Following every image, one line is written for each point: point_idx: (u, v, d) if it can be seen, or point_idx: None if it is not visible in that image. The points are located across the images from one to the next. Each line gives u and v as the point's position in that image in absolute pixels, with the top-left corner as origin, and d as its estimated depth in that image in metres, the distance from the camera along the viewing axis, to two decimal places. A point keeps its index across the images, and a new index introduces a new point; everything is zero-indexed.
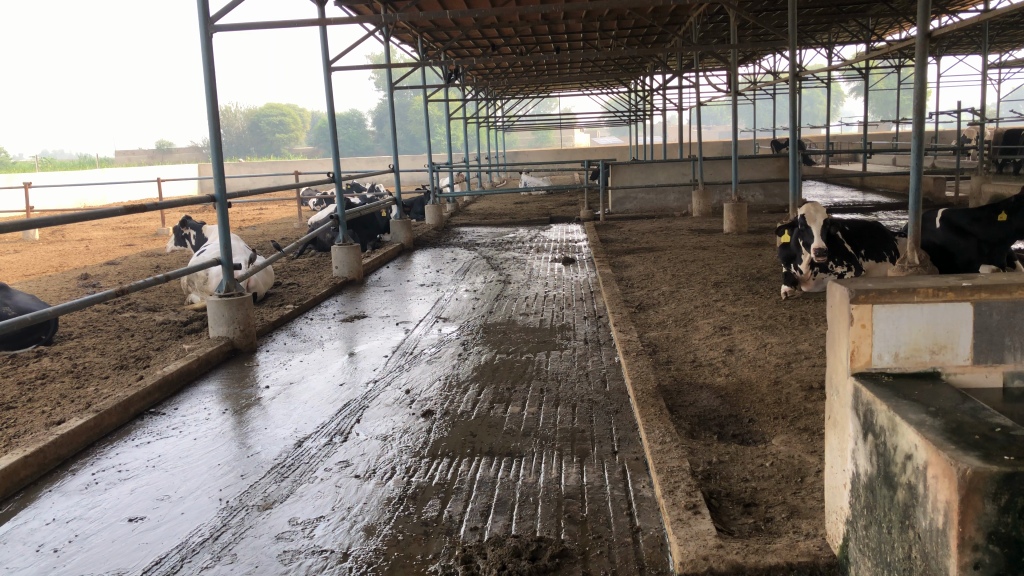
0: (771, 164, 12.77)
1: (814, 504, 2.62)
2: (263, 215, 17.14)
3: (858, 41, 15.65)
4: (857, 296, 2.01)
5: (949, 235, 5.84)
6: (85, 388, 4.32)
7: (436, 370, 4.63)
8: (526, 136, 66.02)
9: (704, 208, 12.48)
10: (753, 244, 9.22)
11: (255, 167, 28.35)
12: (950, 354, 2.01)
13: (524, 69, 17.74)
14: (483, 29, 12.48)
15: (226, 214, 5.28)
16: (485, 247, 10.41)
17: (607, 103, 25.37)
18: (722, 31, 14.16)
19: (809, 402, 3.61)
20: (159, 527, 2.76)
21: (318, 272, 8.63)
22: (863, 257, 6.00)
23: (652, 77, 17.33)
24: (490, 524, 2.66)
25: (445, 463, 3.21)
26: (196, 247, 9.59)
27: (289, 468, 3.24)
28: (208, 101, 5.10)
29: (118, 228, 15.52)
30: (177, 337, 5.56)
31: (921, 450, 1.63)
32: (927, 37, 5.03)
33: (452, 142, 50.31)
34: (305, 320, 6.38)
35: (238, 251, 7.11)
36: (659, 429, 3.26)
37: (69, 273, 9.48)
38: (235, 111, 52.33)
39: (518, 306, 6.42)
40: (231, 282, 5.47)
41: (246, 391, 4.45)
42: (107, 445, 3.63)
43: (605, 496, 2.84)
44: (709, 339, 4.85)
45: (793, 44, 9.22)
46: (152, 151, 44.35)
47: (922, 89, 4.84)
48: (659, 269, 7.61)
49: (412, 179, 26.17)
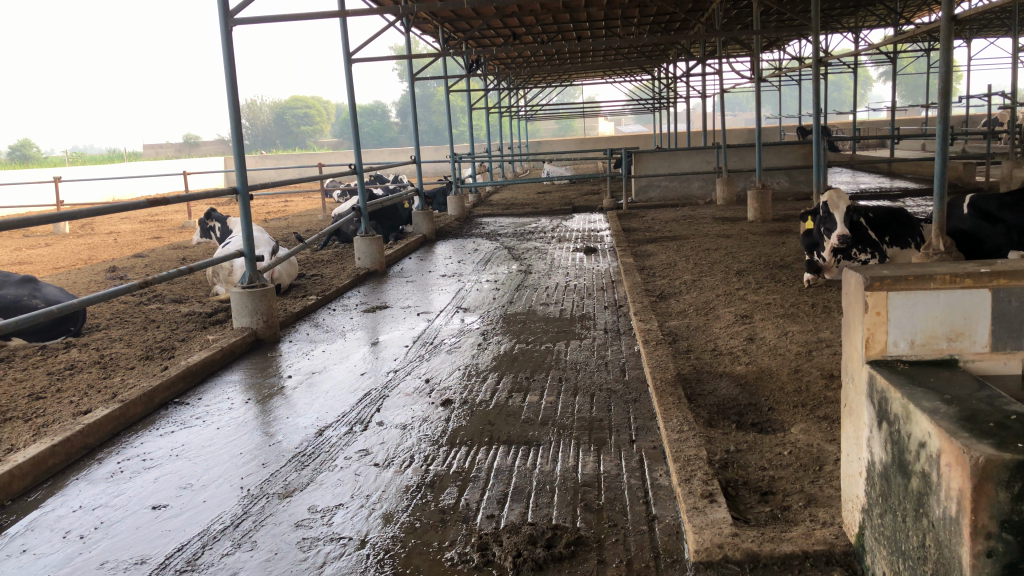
0: (796, 151, 12.63)
1: (832, 493, 2.60)
2: (287, 207, 17.29)
3: (886, 25, 15.40)
4: (872, 284, 1.99)
5: (977, 221, 5.77)
6: (112, 378, 4.40)
7: (456, 360, 4.66)
8: (549, 125, 65.80)
9: (728, 195, 12.34)
10: (777, 232, 9.14)
11: (279, 159, 28.58)
12: (967, 341, 1.99)
13: (546, 57, 17.66)
14: (504, 19, 12.45)
15: (247, 206, 5.32)
16: (507, 237, 10.41)
17: (631, 90, 25.19)
18: (745, 16, 14.01)
19: (829, 391, 3.58)
20: (181, 515, 2.81)
21: (341, 263, 8.68)
22: (888, 245, 5.97)
23: (675, 64, 17.19)
24: (507, 512, 2.68)
25: (464, 451, 3.23)
26: (221, 239, 9.70)
27: (309, 456, 3.28)
28: (229, 95, 5.15)
29: (146, 221, 15.72)
30: (202, 328, 5.63)
31: (935, 437, 1.62)
32: (952, 20, 4.94)
33: (475, 132, 50.25)
34: (328, 310, 6.43)
35: (262, 242, 7.18)
36: (677, 418, 3.26)
37: (97, 265, 9.63)
38: (259, 103, 52.69)
39: (539, 296, 6.43)
40: (254, 273, 5.52)
41: (269, 381, 4.50)
42: (133, 434, 3.69)
43: (621, 484, 2.85)
44: (730, 327, 4.83)
45: (817, 28, 9.08)
46: (179, 144, 44.76)
47: (947, 73, 4.76)
48: (682, 258, 7.58)
49: (435, 170, 26.23)
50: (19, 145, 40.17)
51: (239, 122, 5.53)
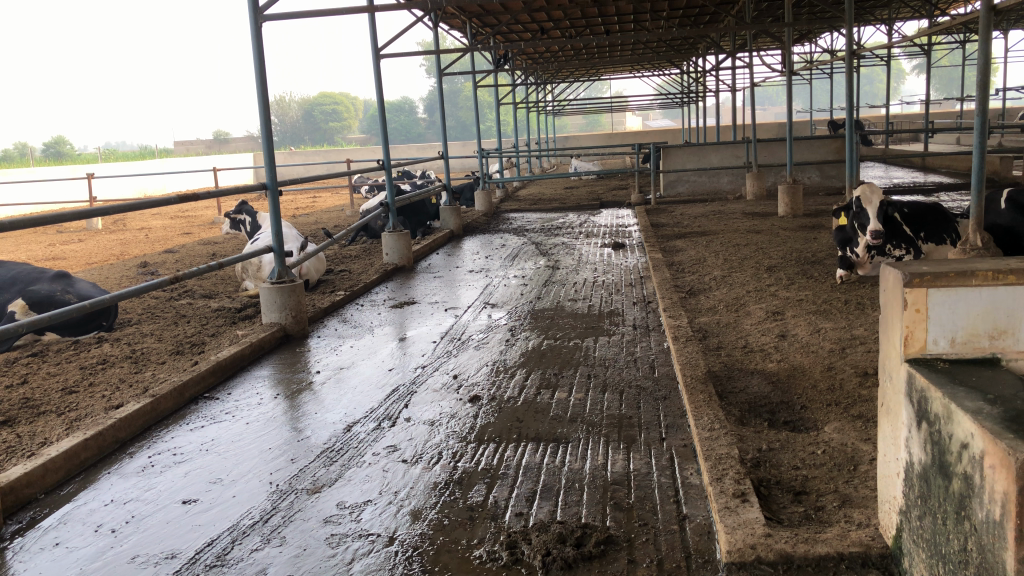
0: (827, 145, 12.46)
1: (867, 493, 2.55)
2: (315, 203, 17.38)
3: (920, 16, 15.14)
4: (912, 280, 1.94)
5: (1015, 216, 5.65)
6: (143, 373, 4.45)
7: (484, 356, 4.64)
8: (577, 121, 65.52)
9: (759, 189, 12.18)
10: (808, 227, 9.01)
11: (307, 155, 28.77)
12: (1010, 339, 1.93)
13: (574, 52, 17.57)
14: (531, 13, 12.39)
15: (277, 202, 5.34)
16: (535, 233, 10.38)
17: (659, 85, 25.01)
18: (776, 9, 13.84)
19: (864, 389, 3.52)
20: (211, 509, 2.82)
21: (369, 259, 8.70)
22: (923, 240, 5.81)
23: (704, 58, 17.04)
24: (535, 510, 2.65)
25: (492, 448, 3.22)
26: (250, 234, 9.78)
27: (338, 452, 3.28)
28: (258, 92, 5.17)
29: (177, 217, 15.90)
30: (231, 323, 5.67)
31: (978, 439, 1.57)
32: (991, 10, 4.83)
33: (502, 127, 50.23)
34: (356, 306, 6.44)
35: (290, 238, 7.23)
36: (708, 416, 3.22)
37: (129, 261, 9.75)
38: (288, 100, 53.05)
39: (567, 292, 6.40)
40: (283, 269, 5.54)
41: (298, 376, 4.52)
42: (164, 428, 3.72)
43: (652, 483, 2.81)
44: (761, 324, 4.77)
45: (850, 20, 8.91)
46: (209, 141, 45.21)
47: (986, 65, 4.65)
48: (711, 253, 7.50)
49: (462, 165, 26.25)
50: (54, 143, 40.82)
51: (269, 118, 5.55)
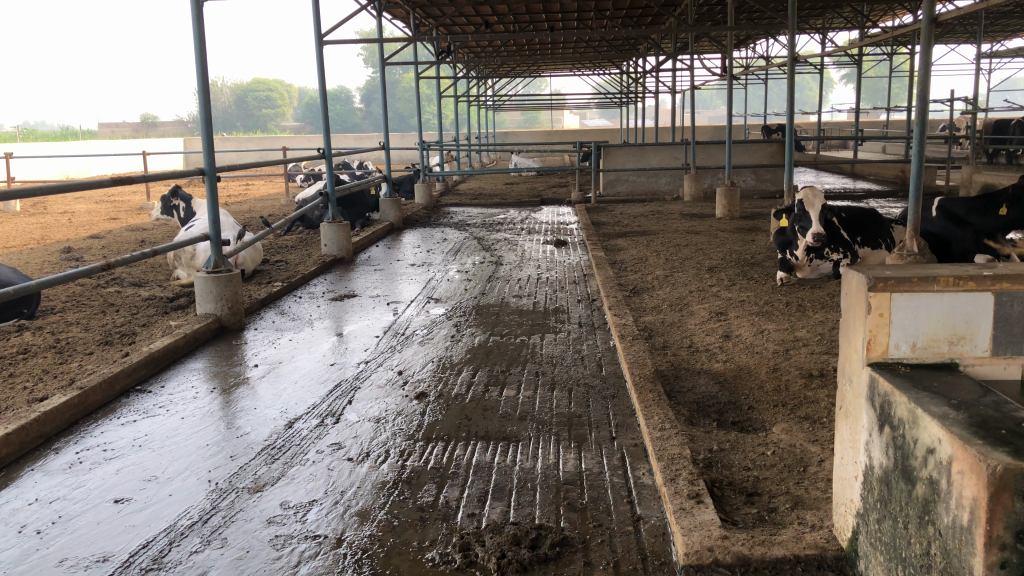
0: (763, 150, 12.72)
1: (818, 494, 2.57)
2: (249, 191, 16.93)
3: (854, 27, 15.57)
4: (875, 284, 1.94)
5: (946, 224, 5.83)
6: (68, 364, 4.23)
7: (429, 352, 4.56)
8: (515, 117, 65.59)
9: (696, 191, 12.32)
10: (746, 229, 9.16)
11: (240, 141, 28.07)
12: (968, 345, 1.96)
13: (516, 48, 17.47)
14: (476, 6, 12.25)
15: (214, 189, 5.12)
16: (476, 228, 10.32)
17: (599, 85, 25.17)
18: (717, 14, 14.05)
19: (810, 391, 3.56)
20: (146, 509, 2.68)
21: (306, 250, 8.50)
22: (859, 246, 5.99)
23: (645, 59, 17.19)
24: (488, 510, 2.60)
25: (440, 446, 3.15)
26: (183, 221, 9.46)
27: (280, 450, 3.16)
28: (198, 75, 4.96)
29: (101, 201, 15.29)
30: (163, 313, 5.45)
31: (946, 444, 1.58)
32: (932, 22, 4.93)
33: (441, 121, 49.91)
34: (294, 298, 6.27)
35: (226, 226, 7.01)
36: (658, 416, 3.20)
37: (52, 245, 9.33)
38: (221, 85, 51.71)
39: (511, 288, 6.35)
40: (219, 258, 5.35)
41: (235, 370, 4.36)
42: (92, 423, 3.53)
43: (604, 483, 2.79)
44: (705, 324, 4.80)
45: (791, 28, 9.06)
46: (138, 124, 43.71)
47: (926, 75, 4.75)
48: (652, 253, 7.55)
49: (401, 157, 25.98)
50: None
51: (207, 101, 5.35)
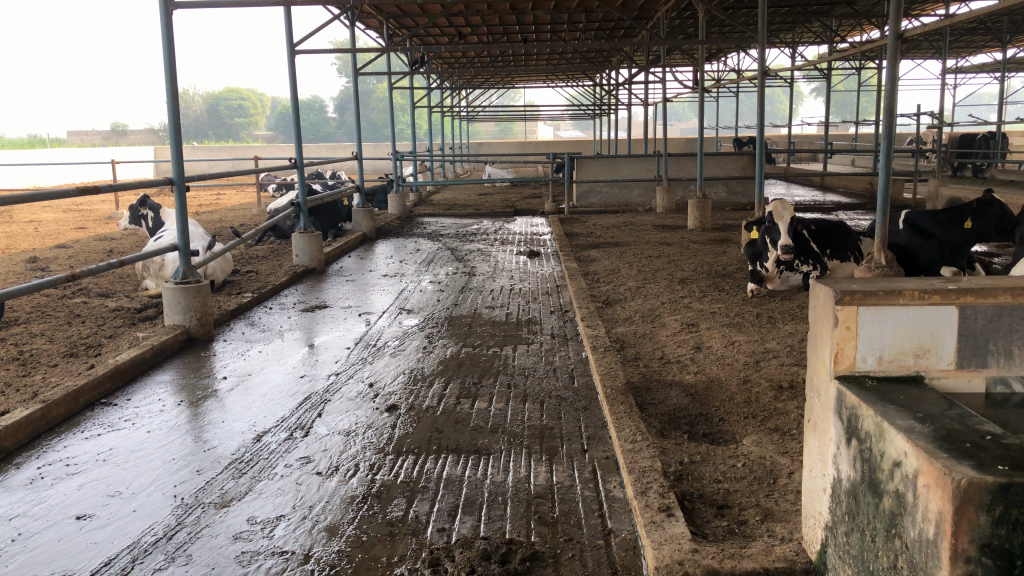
0: (734, 162, 12.84)
1: (787, 506, 2.58)
2: (220, 200, 16.79)
3: (823, 42, 15.81)
4: (843, 298, 1.96)
5: (912, 237, 5.88)
6: (31, 376, 4.15)
7: (400, 364, 4.53)
8: (489, 128, 65.74)
9: (668, 203, 12.42)
10: (717, 240, 9.23)
11: (212, 151, 27.86)
12: (934, 358, 1.98)
13: (490, 59, 17.50)
14: (450, 17, 12.26)
15: (183, 198, 5.06)
16: (449, 238, 10.30)
17: (573, 96, 25.30)
18: (689, 27, 14.20)
19: (779, 402, 3.58)
20: (109, 525, 2.63)
21: (278, 260, 8.43)
22: (829, 257, 6.04)
23: (617, 71, 17.32)
24: (458, 525, 2.58)
25: (411, 460, 3.12)
26: (152, 230, 9.35)
27: (248, 463, 3.12)
28: (167, 83, 4.91)
29: (69, 211, 15.07)
30: (130, 325, 5.37)
31: (912, 457, 1.59)
32: (898, 38, 5.00)
33: (415, 131, 49.87)
34: (264, 309, 6.21)
35: (196, 237, 6.93)
36: (630, 428, 3.21)
37: (17, 255, 9.18)
38: (193, 94, 51.32)
39: (484, 299, 6.35)
40: (188, 269, 5.28)
41: (203, 382, 4.30)
42: (55, 437, 3.47)
43: (575, 496, 2.78)
44: (676, 336, 4.82)
45: (762, 42, 9.17)
46: (107, 133, 43.20)
47: (892, 91, 4.81)
48: (624, 264, 7.59)
49: (375, 168, 25.90)
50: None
51: (177, 110, 5.29)
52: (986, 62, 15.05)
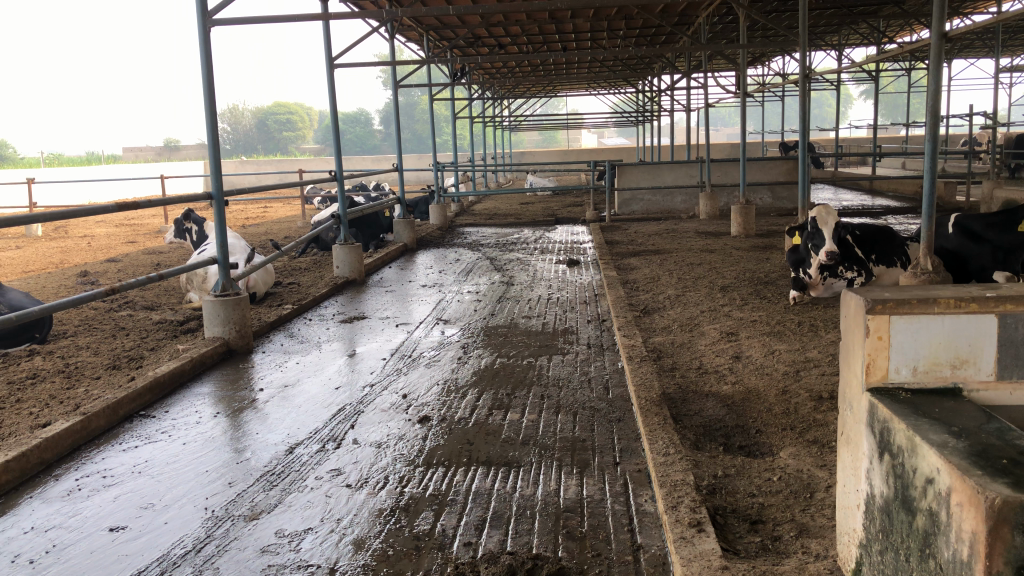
0: (779, 167, 12.64)
1: (824, 522, 2.50)
2: (267, 213, 17.07)
3: (869, 43, 15.51)
4: (874, 306, 1.89)
5: (962, 240, 5.74)
6: (75, 389, 4.22)
7: (435, 374, 4.53)
8: (532, 138, 65.90)
9: (711, 210, 12.23)
10: (760, 247, 9.08)
11: (259, 164, 28.36)
12: (972, 369, 1.89)
13: (531, 68, 17.48)
14: (489, 28, 12.30)
15: (222, 212, 5.12)
16: (489, 248, 10.31)
17: (615, 104, 25.20)
18: (731, 31, 14.06)
19: (819, 414, 3.48)
20: (140, 538, 2.66)
21: (319, 272, 8.51)
22: (874, 262, 5.88)
23: (659, 78, 17.21)
24: (485, 539, 2.55)
25: (441, 472, 3.10)
26: (198, 243, 9.54)
27: (278, 476, 3.13)
28: (206, 100, 4.99)
29: (121, 225, 15.45)
30: (172, 337, 5.46)
31: (945, 474, 1.51)
32: (942, 37, 4.85)
33: (458, 142, 50.21)
34: (304, 320, 6.27)
35: (238, 249, 7.02)
36: (663, 440, 3.15)
37: (69, 270, 9.43)
38: (242, 109, 52.38)
39: (521, 308, 6.32)
40: (227, 281, 5.35)
41: (241, 393, 4.34)
42: (94, 449, 3.53)
43: (605, 510, 2.72)
44: (715, 345, 4.74)
45: (805, 44, 9.00)
46: (160, 149, 44.28)
47: (936, 92, 4.68)
48: (665, 272, 7.49)
49: (418, 179, 26.09)
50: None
51: (216, 125, 5.37)
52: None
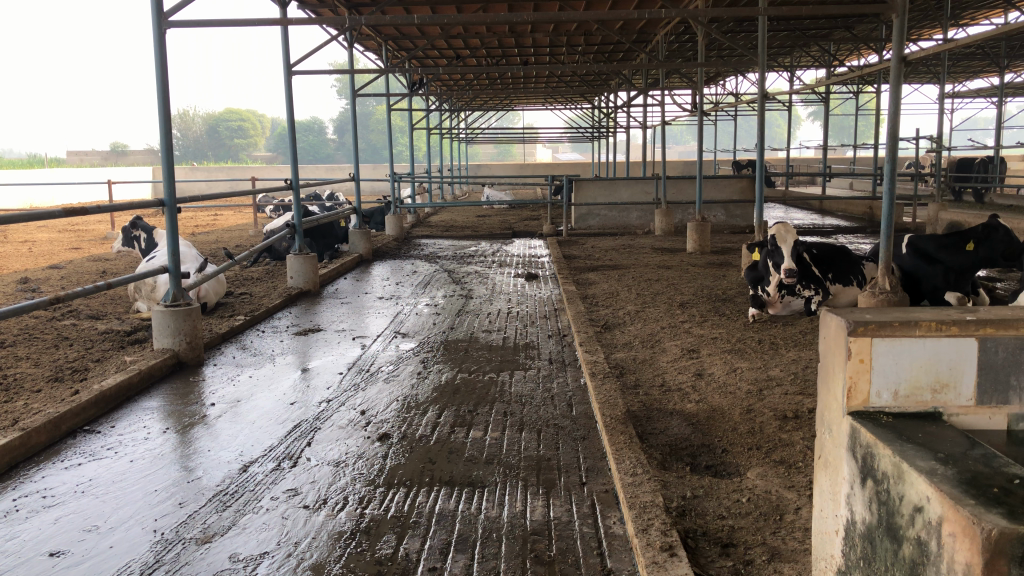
0: (733, 184, 12.77)
1: (795, 546, 2.46)
2: (217, 221, 16.74)
3: (820, 65, 15.83)
4: (856, 329, 1.86)
5: (916, 261, 5.79)
6: (14, 402, 4.02)
7: (393, 390, 4.42)
8: (489, 152, 66.03)
9: (667, 226, 12.29)
10: (717, 264, 9.14)
11: (211, 171, 27.87)
12: (952, 393, 1.87)
13: (489, 81, 17.47)
14: (449, 39, 12.25)
15: (174, 219, 4.95)
16: (446, 260, 10.20)
17: (571, 120, 25.38)
18: (688, 51, 14.23)
19: (784, 433, 3.46)
20: (83, 563, 2.50)
21: (272, 282, 8.32)
22: (831, 281, 5.93)
23: (616, 94, 17.35)
24: (450, 564, 2.46)
25: (402, 493, 3.00)
26: (146, 250, 9.28)
27: (232, 496, 2.99)
28: (159, 103, 4.83)
29: (65, 231, 14.99)
30: (119, 348, 5.25)
31: (935, 503, 1.48)
32: (901, 59, 4.92)
33: (413, 153, 50.02)
34: (256, 332, 6.09)
35: (188, 258, 6.82)
36: (630, 459, 3.09)
37: (9, 276, 9.07)
38: (193, 115, 51.47)
39: (480, 323, 6.24)
40: (178, 291, 5.16)
41: (190, 408, 4.18)
42: (32, 467, 3.34)
43: (573, 533, 2.66)
44: (677, 362, 4.71)
45: (762, 65, 9.10)
46: (106, 153, 43.19)
47: (896, 115, 4.73)
48: (623, 288, 7.48)
49: (372, 190, 25.87)
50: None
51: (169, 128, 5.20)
52: (984, 86, 14.94)
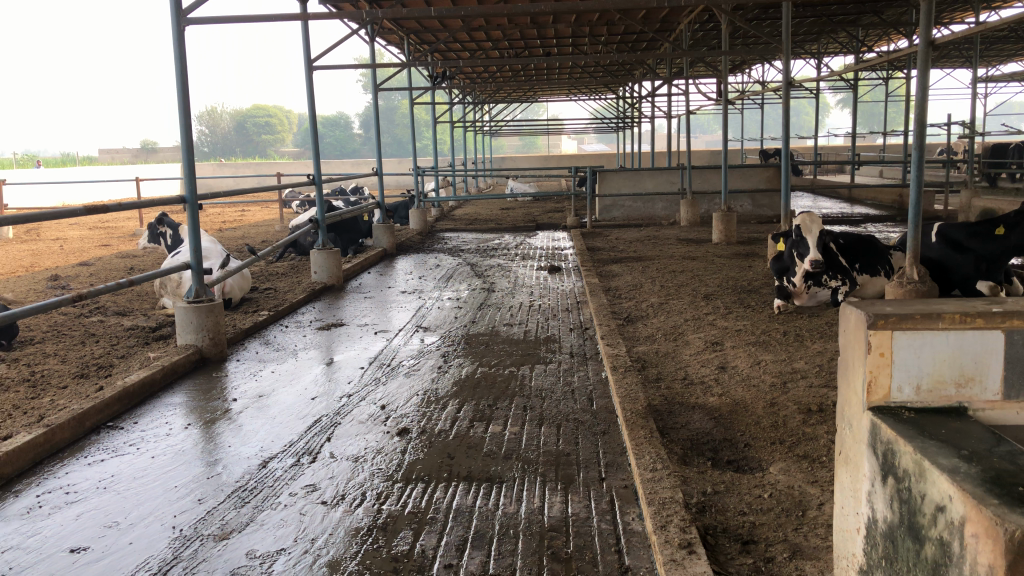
0: (759, 174, 12.61)
1: (818, 542, 2.41)
2: (244, 217, 16.85)
3: (848, 51, 15.57)
4: (876, 322, 1.80)
5: (945, 250, 5.69)
6: (39, 399, 4.07)
7: (413, 384, 4.41)
8: (514, 144, 65.93)
9: (692, 217, 12.18)
10: (743, 255, 9.02)
11: (238, 167, 28.06)
12: (978, 387, 1.81)
13: (512, 73, 17.40)
14: (471, 31, 12.20)
15: (196, 215, 4.97)
16: (469, 253, 10.19)
17: (596, 111, 25.24)
18: (712, 39, 14.06)
19: (807, 427, 3.40)
20: (103, 559, 2.52)
21: (296, 277, 8.34)
22: (858, 271, 5.81)
23: (640, 84, 17.20)
24: (465, 561, 2.44)
25: (420, 489, 2.99)
26: (172, 246, 9.36)
27: (251, 492, 3.00)
28: (180, 100, 4.85)
29: (94, 228, 15.16)
30: (143, 344, 5.30)
31: (957, 502, 1.43)
32: (928, 44, 4.81)
33: (438, 147, 50.07)
34: (280, 327, 6.11)
35: (212, 255, 6.87)
36: (650, 455, 3.05)
37: (39, 273, 9.19)
38: (220, 112, 51.89)
39: (502, 316, 6.21)
40: (200, 287, 5.19)
41: (213, 403, 4.20)
42: (56, 463, 3.37)
43: (591, 530, 2.62)
44: (700, 355, 4.65)
45: (787, 52, 8.95)
46: (136, 151, 43.71)
47: (923, 101, 4.62)
48: (647, 280, 7.41)
49: (397, 183, 25.91)
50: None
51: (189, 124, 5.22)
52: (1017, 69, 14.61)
